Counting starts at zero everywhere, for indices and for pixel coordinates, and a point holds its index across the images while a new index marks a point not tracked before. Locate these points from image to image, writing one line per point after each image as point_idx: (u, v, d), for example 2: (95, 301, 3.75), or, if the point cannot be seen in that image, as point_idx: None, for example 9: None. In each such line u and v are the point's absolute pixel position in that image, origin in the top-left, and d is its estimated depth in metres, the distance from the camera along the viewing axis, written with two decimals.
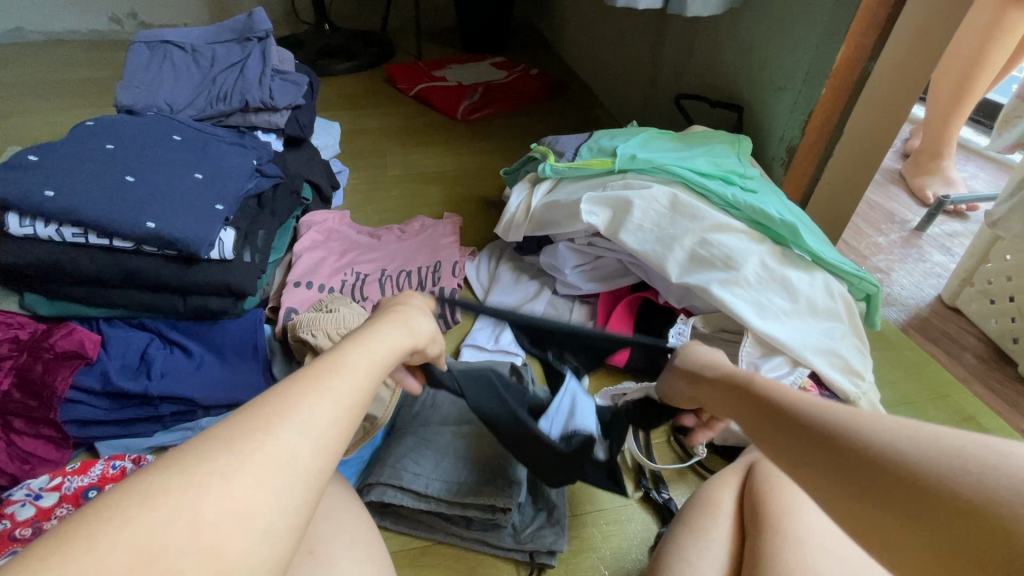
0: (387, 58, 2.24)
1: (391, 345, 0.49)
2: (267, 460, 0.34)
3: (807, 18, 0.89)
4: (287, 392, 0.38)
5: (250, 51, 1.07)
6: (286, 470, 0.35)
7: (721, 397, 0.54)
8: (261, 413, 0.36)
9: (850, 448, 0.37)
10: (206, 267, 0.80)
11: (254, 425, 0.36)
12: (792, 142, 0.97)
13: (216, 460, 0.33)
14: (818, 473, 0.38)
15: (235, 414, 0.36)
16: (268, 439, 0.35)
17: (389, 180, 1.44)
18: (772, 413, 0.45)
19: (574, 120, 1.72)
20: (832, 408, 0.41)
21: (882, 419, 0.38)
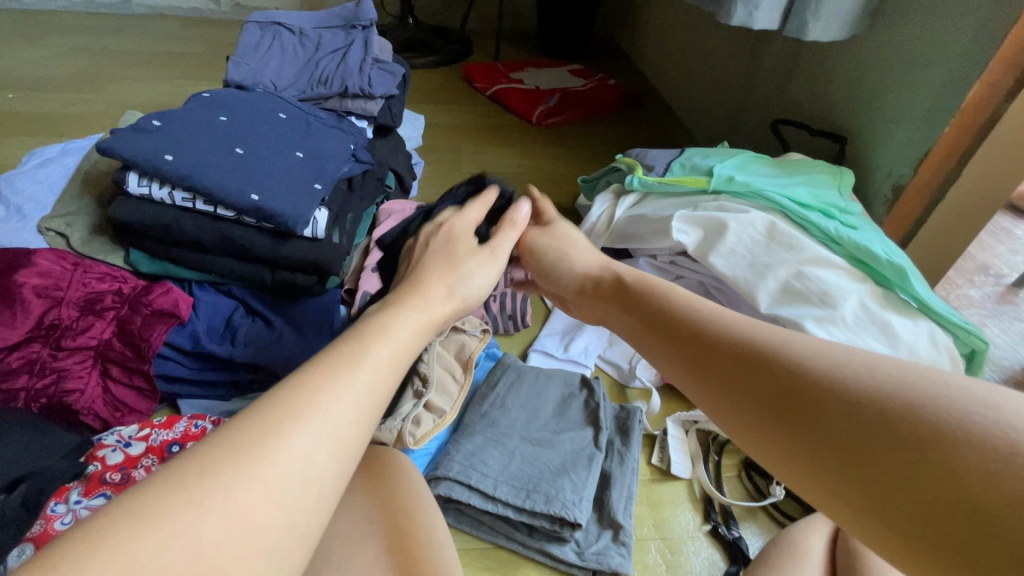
0: (466, 56, 2.28)
1: (407, 328, 0.46)
2: (274, 471, 0.34)
3: (935, 52, 0.85)
4: (325, 362, 0.40)
5: (354, 38, 1.09)
6: (293, 467, 0.34)
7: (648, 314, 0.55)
8: (273, 409, 0.36)
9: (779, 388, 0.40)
10: (299, 244, 0.82)
11: (309, 391, 0.37)
12: (901, 180, 0.91)
13: (265, 446, 0.34)
14: (766, 422, 0.40)
15: (274, 392, 0.38)
16: (279, 445, 0.35)
17: (463, 177, 1.45)
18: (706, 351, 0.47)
19: (650, 134, 1.70)
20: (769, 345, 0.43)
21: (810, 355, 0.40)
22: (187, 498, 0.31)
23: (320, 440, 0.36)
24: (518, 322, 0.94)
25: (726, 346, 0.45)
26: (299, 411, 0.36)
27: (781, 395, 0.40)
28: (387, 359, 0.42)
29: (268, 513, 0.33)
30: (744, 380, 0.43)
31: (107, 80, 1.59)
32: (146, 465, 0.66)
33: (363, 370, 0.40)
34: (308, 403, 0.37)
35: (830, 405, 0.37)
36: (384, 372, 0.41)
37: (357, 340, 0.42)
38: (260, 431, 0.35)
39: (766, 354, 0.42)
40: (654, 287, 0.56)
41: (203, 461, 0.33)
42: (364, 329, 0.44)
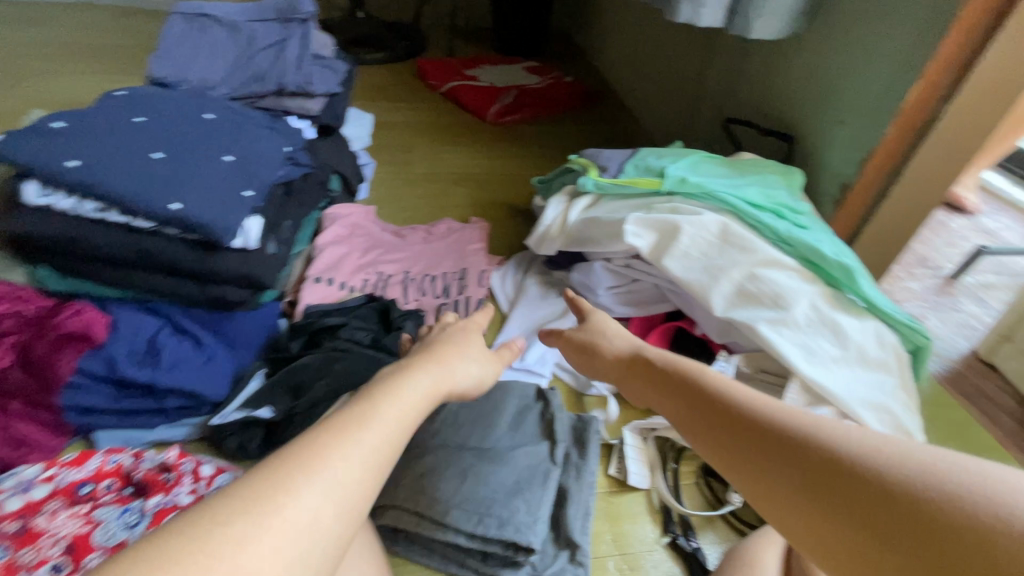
0: (419, 52, 2.21)
1: (415, 393, 0.49)
2: (285, 526, 0.35)
3: (876, 53, 0.86)
4: (331, 434, 0.41)
5: (290, 33, 1.02)
6: (293, 529, 0.35)
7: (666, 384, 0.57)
8: (286, 464, 0.38)
9: (805, 459, 0.41)
10: (229, 256, 0.75)
11: (305, 460, 0.39)
12: (847, 180, 0.93)
13: (244, 520, 0.34)
14: (793, 493, 0.41)
15: (269, 460, 0.39)
16: (292, 501, 0.36)
17: (416, 178, 1.40)
18: (727, 420, 0.48)
19: (607, 132, 1.69)
20: (794, 417, 0.45)
21: (836, 430, 0.42)
22: (184, 554, 0.32)
23: (329, 495, 0.38)
24: None
25: (743, 411, 0.47)
26: (314, 467, 0.38)
27: (801, 461, 0.41)
28: (396, 425, 0.44)
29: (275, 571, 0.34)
30: (763, 444, 0.44)
31: (21, 75, 1.46)
32: (53, 510, 0.59)
33: (375, 433, 0.42)
34: (321, 460, 0.39)
35: (849, 473, 0.39)
36: (383, 440, 0.42)
37: (368, 399, 0.45)
38: (275, 485, 0.37)
39: (785, 422, 0.44)
40: (673, 360, 0.59)
41: (213, 517, 0.34)
42: (377, 392, 0.46)
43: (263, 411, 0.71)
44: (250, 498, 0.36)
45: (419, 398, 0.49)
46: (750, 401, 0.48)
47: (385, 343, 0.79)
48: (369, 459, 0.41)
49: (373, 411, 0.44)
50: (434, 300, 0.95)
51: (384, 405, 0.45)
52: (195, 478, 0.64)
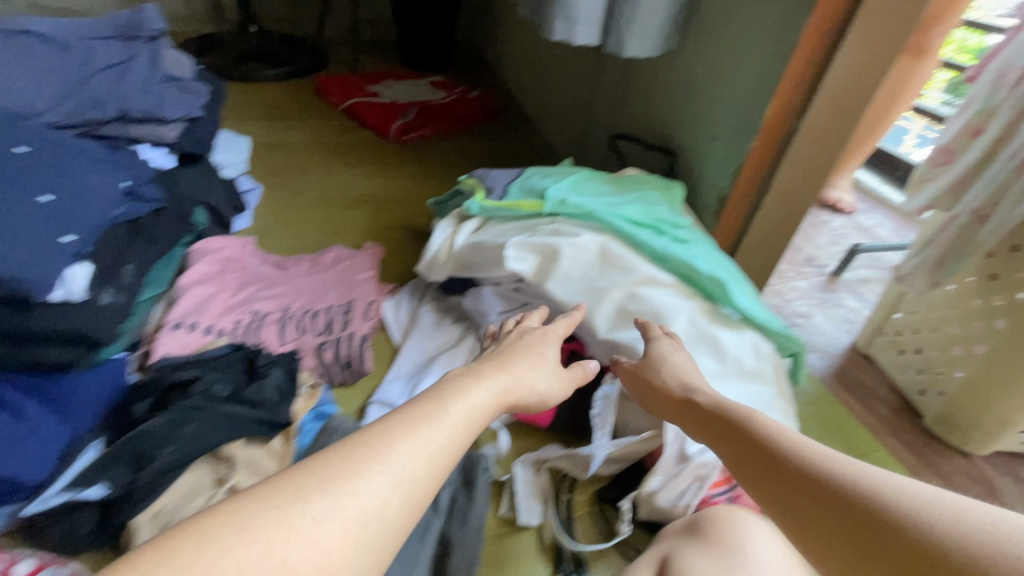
0: (319, 66, 2.12)
1: (483, 399, 0.48)
2: (352, 514, 0.35)
3: (737, 72, 0.90)
4: (404, 424, 0.41)
5: (135, 52, 0.93)
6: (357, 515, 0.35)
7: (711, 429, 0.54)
8: (362, 444, 0.39)
9: (847, 511, 0.38)
10: (46, 312, 0.65)
11: (366, 449, 0.39)
12: (723, 193, 0.96)
13: (311, 502, 0.35)
14: (833, 548, 0.37)
15: (349, 439, 0.40)
16: (356, 488, 0.36)
17: (308, 202, 1.32)
18: (767, 465, 0.45)
19: (512, 147, 1.68)
20: (839, 465, 0.41)
21: (887, 483, 0.38)
22: (255, 530, 0.33)
23: (397, 486, 0.38)
24: (353, 368, 0.86)
25: (783, 453, 0.45)
26: (387, 449, 0.39)
27: (831, 505, 0.39)
28: (464, 425, 0.44)
29: (345, 550, 0.34)
30: (797, 485, 0.42)
31: None
32: None
33: (444, 434, 0.42)
34: (384, 453, 0.39)
35: (889, 526, 0.35)
36: (446, 442, 0.42)
37: (440, 396, 0.46)
38: (349, 462, 0.38)
39: (824, 468, 0.42)
40: (721, 399, 0.57)
41: (290, 493, 0.35)
42: (444, 392, 0.47)
43: (94, 490, 0.61)
44: (329, 478, 0.36)
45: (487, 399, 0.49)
46: (794, 445, 0.46)
47: (245, 395, 0.72)
48: (436, 463, 0.40)
49: (445, 412, 0.44)
50: (315, 338, 0.88)
51: (449, 407, 0.45)
52: None
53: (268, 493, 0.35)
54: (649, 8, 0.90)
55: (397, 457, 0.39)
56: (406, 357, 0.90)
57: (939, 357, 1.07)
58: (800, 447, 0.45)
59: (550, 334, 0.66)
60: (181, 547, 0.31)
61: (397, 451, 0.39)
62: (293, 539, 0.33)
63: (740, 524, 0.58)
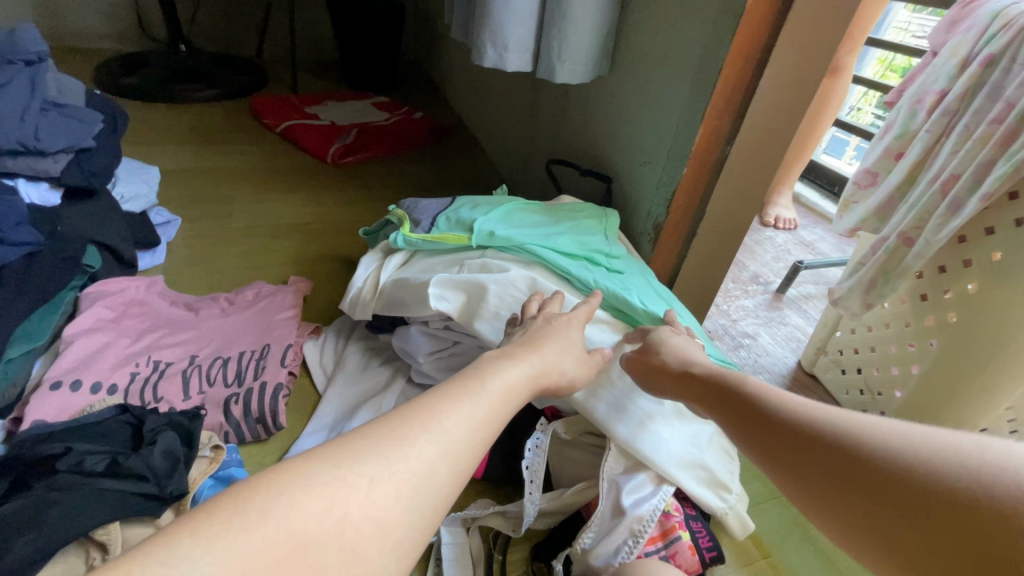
0: (256, 87, 2.03)
1: (521, 374, 0.51)
2: (409, 473, 0.39)
3: (666, 96, 0.88)
4: (447, 398, 0.44)
5: (12, 76, 0.82)
6: (411, 475, 0.39)
7: (708, 398, 0.54)
8: (412, 413, 0.42)
9: (856, 465, 0.38)
10: None
11: (409, 422, 0.41)
12: (658, 220, 0.93)
13: (365, 463, 0.38)
14: (846, 501, 0.38)
15: (398, 410, 0.43)
16: (411, 450, 0.40)
17: (232, 233, 1.23)
18: (768, 428, 0.45)
19: (456, 169, 1.63)
20: (838, 420, 0.42)
21: (888, 429, 0.39)
22: (321, 489, 0.36)
23: (442, 457, 0.41)
24: (266, 422, 0.78)
25: (772, 411, 0.46)
26: (432, 420, 0.42)
27: (827, 456, 0.40)
28: (502, 399, 0.47)
29: (395, 515, 0.37)
30: (789, 440, 0.43)
31: None
32: None
33: (484, 406, 0.45)
34: (433, 419, 0.42)
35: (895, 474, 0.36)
36: (487, 414, 0.45)
37: (482, 370, 0.49)
38: (403, 428, 0.41)
39: (824, 425, 0.42)
40: (716, 368, 0.57)
41: (354, 456, 0.38)
42: (480, 368, 0.49)
43: None
44: (381, 439, 0.40)
45: (522, 375, 0.51)
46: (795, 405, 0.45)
47: (126, 467, 0.61)
48: (478, 433, 0.43)
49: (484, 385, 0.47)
50: (223, 390, 0.80)
51: (486, 382, 0.47)
52: None
53: (325, 459, 0.38)
54: (578, 34, 0.87)
55: (448, 422, 0.42)
56: (327, 406, 0.82)
57: (879, 376, 1.07)
58: (800, 406, 0.45)
59: (574, 320, 0.65)
60: (252, 498, 0.35)
61: (449, 416, 0.42)
62: (353, 500, 0.36)
63: None
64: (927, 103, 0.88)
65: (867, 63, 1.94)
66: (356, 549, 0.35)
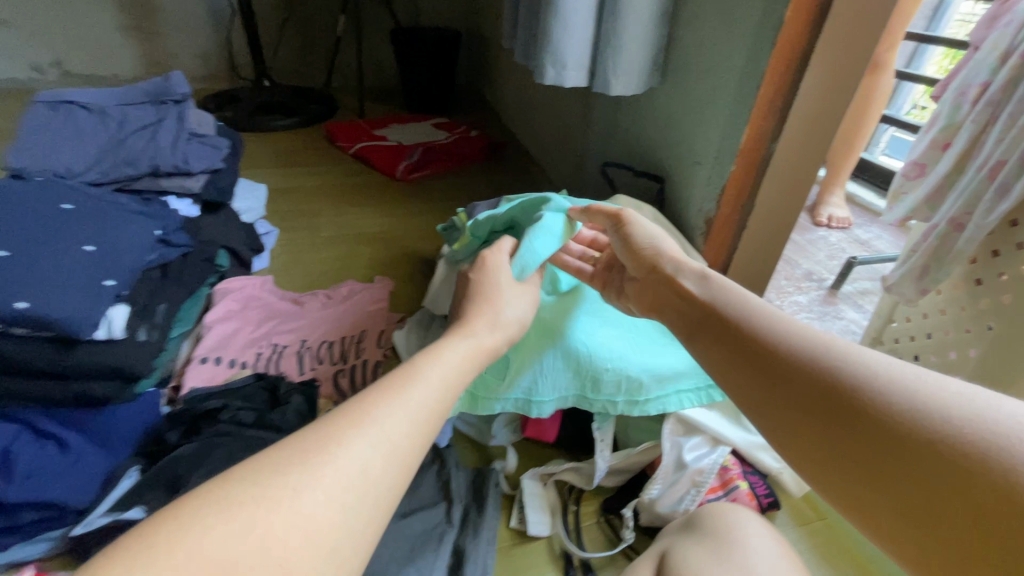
0: (329, 114, 2.25)
1: (451, 370, 0.50)
2: (336, 477, 0.37)
3: (713, 101, 0.97)
4: (363, 405, 0.42)
5: (165, 114, 1.03)
6: (343, 479, 0.37)
7: (703, 332, 0.53)
8: (345, 420, 0.41)
9: (854, 420, 0.38)
10: (92, 349, 0.72)
11: (330, 435, 0.40)
12: (708, 214, 1.01)
13: (287, 475, 0.36)
14: (838, 452, 0.38)
15: (311, 429, 0.40)
16: (336, 457, 0.38)
17: (322, 241, 1.40)
18: (767, 368, 0.45)
19: (514, 180, 1.76)
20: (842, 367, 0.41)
21: (895, 381, 0.39)
22: (264, 495, 0.35)
23: (378, 452, 0.40)
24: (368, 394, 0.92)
25: (774, 350, 0.45)
26: (371, 419, 0.41)
27: (822, 390, 0.41)
28: (441, 396, 0.47)
29: (354, 518, 0.37)
30: (773, 376, 0.44)
31: None
32: None
33: (409, 404, 0.44)
34: (354, 427, 0.40)
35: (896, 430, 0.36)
36: (417, 410, 0.44)
37: (410, 368, 0.48)
38: (332, 436, 0.39)
39: (828, 371, 0.41)
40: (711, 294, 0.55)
41: (293, 464, 0.37)
42: (409, 363, 0.49)
43: (133, 512, 0.66)
44: (303, 453, 0.38)
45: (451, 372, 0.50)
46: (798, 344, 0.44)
47: (272, 421, 0.76)
48: (409, 436, 0.42)
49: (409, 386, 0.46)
50: (330, 367, 0.94)
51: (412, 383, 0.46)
52: None
53: (254, 473, 0.37)
54: (628, 51, 0.98)
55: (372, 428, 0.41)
56: None
57: (936, 362, 1.09)
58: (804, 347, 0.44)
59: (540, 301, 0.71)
60: (179, 515, 0.33)
61: (374, 420, 0.41)
62: (300, 501, 0.35)
63: (733, 517, 0.61)
64: (971, 95, 0.92)
65: (927, 61, 1.95)
66: (289, 565, 0.33)
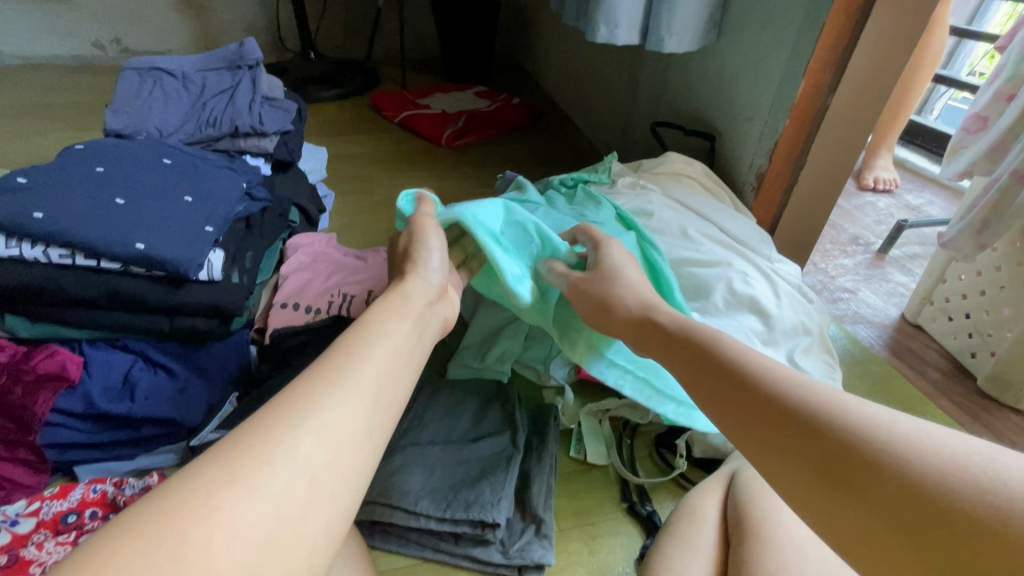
0: (372, 85, 2.30)
1: (379, 351, 0.46)
2: (256, 484, 0.33)
3: (769, 56, 0.97)
4: (280, 410, 0.38)
5: (240, 79, 1.10)
6: (279, 477, 0.34)
7: (702, 373, 0.54)
8: (265, 414, 0.38)
9: (849, 466, 0.38)
10: (196, 289, 0.81)
11: (252, 438, 0.36)
12: (760, 169, 1.03)
13: (204, 476, 0.33)
14: (835, 497, 0.38)
15: (233, 434, 0.36)
16: (255, 467, 0.34)
17: (376, 204, 1.47)
18: (763, 413, 0.45)
19: (556, 146, 1.78)
20: (836, 414, 0.42)
21: (888, 430, 0.39)
22: (197, 484, 0.33)
23: (319, 446, 0.37)
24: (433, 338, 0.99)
25: (770, 395, 0.46)
26: (296, 411, 0.38)
27: (823, 450, 0.40)
28: (374, 378, 0.43)
29: (293, 503, 0.34)
30: (768, 421, 0.45)
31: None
32: (39, 541, 0.64)
33: (344, 399, 0.40)
34: (273, 430, 0.36)
35: (891, 477, 0.36)
36: (349, 403, 0.40)
37: (338, 357, 0.44)
38: (247, 433, 0.36)
39: (823, 418, 0.42)
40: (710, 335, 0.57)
41: (218, 459, 0.34)
42: (339, 348, 0.45)
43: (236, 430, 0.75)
44: (228, 455, 0.35)
45: (388, 351, 0.46)
46: (794, 390, 0.45)
47: None
48: (340, 432, 0.38)
49: (341, 375, 0.42)
50: None
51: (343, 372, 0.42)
52: None
53: (185, 476, 0.33)
54: (685, 8, 0.98)
55: (296, 434, 0.37)
56: None
57: (989, 319, 1.09)
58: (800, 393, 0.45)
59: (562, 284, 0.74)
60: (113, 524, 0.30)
61: (298, 425, 0.37)
62: (234, 491, 0.33)
63: None
64: None
65: (991, 17, 1.85)
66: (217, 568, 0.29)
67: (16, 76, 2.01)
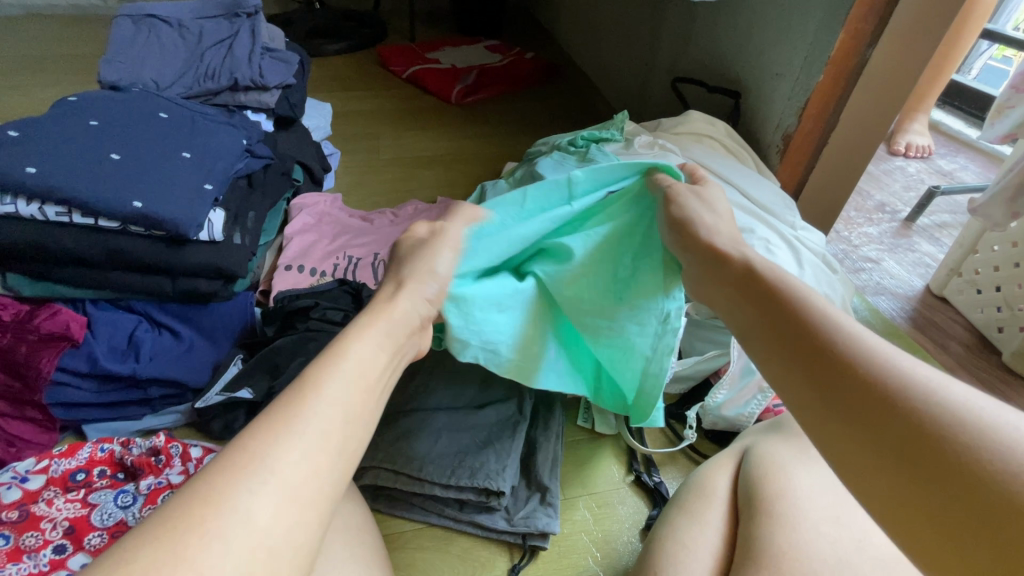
0: (380, 37, 2.20)
1: (344, 391, 0.41)
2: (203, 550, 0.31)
3: (806, 4, 0.89)
4: (232, 464, 0.35)
5: (239, 28, 1.05)
6: (232, 544, 0.32)
7: (760, 314, 0.49)
8: (214, 474, 0.34)
9: (904, 431, 0.35)
10: (196, 249, 0.78)
11: (199, 501, 0.33)
12: (788, 129, 0.96)
13: (145, 554, 0.30)
14: (877, 456, 0.36)
15: (178, 495, 0.33)
16: (202, 538, 0.31)
17: (383, 163, 1.42)
18: (820, 360, 0.42)
19: (571, 105, 1.70)
20: (908, 378, 0.38)
21: (957, 406, 0.35)
22: (133, 564, 0.30)
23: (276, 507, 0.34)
24: None
25: (833, 345, 0.42)
26: (248, 471, 0.35)
27: (895, 425, 0.36)
28: (336, 426, 0.39)
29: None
30: (826, 368, 0.41)
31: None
32: (49, 497, 0.65)
33: (302, 446, 0.37)
34: (227, 491, 0.34)
35: (951, 456, 0.33)
36: (308, 448, 0.37)
37: (304, 391, 0.40)
38: (196, 498, 0.33)
39: (888, 378, 0.38)
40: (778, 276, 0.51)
41: (162, 532, 0.31)
42: (306, 380, 0.41)
43: (242, 393, 0.74)
44: (178, 519, 0.32)
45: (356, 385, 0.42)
46: (861, 345, 0.41)
47: None
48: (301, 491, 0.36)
49: (300, 414, 0.38)
50: None
51: (299, 416, 0.38)
52: (183, 460, 0.70)
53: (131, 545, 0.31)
54: None
55: (247, 494, 0.34)
56: None
57: (1020, 292, 1.04)
58: (871, 350, 0.41)
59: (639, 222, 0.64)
60: None
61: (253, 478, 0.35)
62: (181, 569, 0.30)
63: None
64: None
65: None
66: None
67: (13, 26, 1.94)
